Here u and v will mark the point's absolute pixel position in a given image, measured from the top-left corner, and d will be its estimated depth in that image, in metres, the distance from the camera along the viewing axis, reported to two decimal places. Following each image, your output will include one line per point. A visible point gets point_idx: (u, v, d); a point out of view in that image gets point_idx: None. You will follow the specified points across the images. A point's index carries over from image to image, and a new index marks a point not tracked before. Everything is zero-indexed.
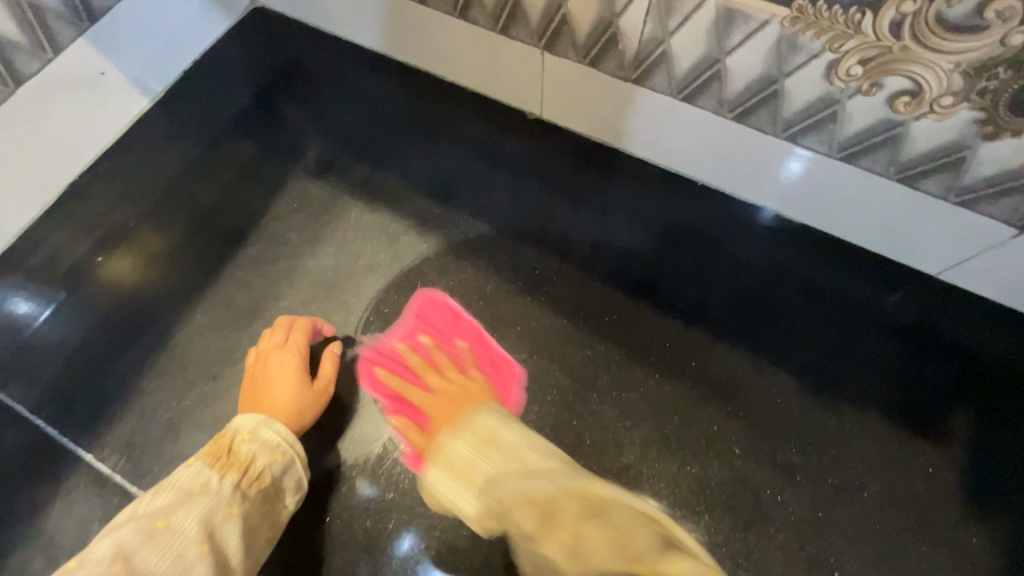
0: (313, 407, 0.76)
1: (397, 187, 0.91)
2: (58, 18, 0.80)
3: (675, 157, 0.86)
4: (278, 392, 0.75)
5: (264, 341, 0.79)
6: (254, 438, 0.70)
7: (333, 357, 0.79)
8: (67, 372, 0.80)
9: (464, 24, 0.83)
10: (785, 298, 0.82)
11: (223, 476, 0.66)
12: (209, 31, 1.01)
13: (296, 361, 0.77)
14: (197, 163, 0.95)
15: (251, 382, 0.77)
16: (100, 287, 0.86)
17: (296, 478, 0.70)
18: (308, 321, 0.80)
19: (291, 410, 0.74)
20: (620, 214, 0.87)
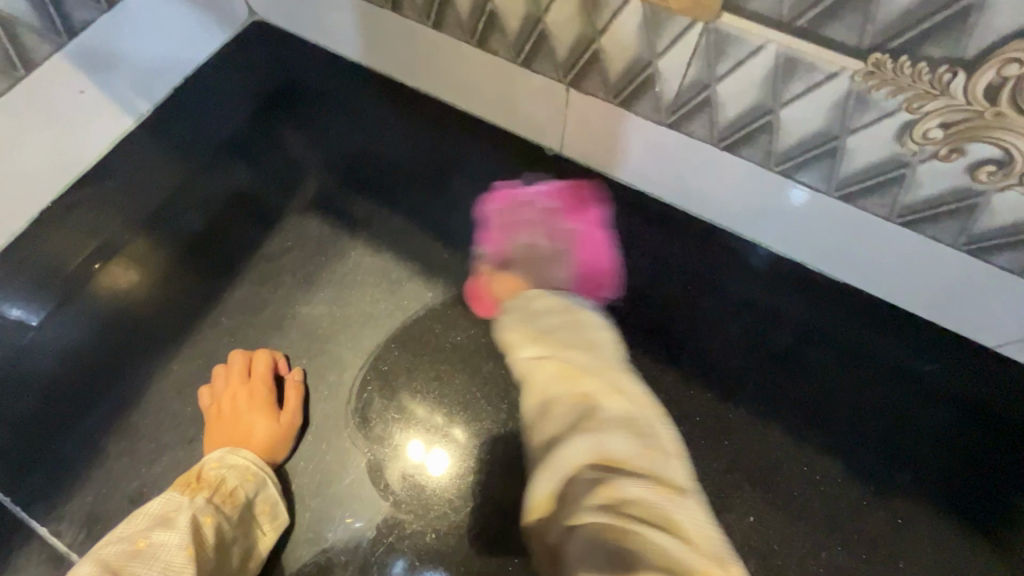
0: (287, 438, 0.71)
1: (402, 225, 0.83)
2: (31, 32, 0.72)
3: (703, 203, 0.78)
4: (248, 427, 0.71)
5: (223, 378, 0.74)
6: (224, 463, 0.68)
7: (298, 386, 0.74)
8: (23, 428, 0.72)
9: (481, 53, 0.76)
10: (819, 368, 0.74)
11: (194, 496, 0.64)
12: (203, 46, 0.94)
13: (262, 394, 0.72)
14: (182, 191, 0.87)
15: (215, 422, 0.72)
16: (65, 331, 0.77)
17: (269, 497, 0.67)
18: (266, 355, 0.75)
19: (264, 445, 0.70)
20: (645, 267, 0.80)
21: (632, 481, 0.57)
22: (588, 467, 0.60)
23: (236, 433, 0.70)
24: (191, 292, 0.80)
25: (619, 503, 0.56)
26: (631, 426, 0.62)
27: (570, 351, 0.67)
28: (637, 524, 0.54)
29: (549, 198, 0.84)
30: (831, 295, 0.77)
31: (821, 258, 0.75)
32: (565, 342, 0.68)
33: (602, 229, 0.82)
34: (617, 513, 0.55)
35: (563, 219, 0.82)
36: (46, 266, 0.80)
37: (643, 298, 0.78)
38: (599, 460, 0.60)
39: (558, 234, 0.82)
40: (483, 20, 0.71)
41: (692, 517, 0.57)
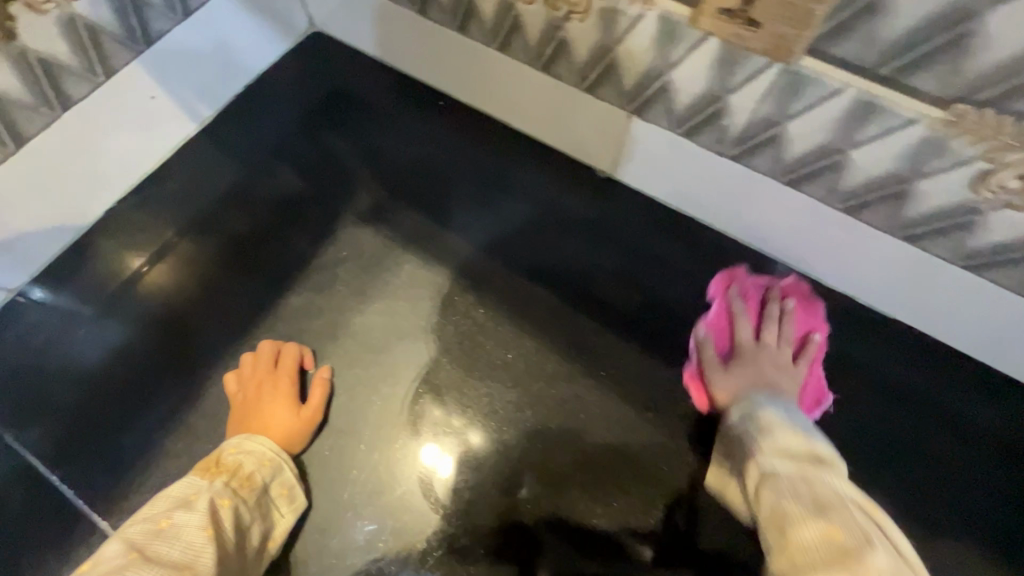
0: (306, 431, 0.73)
1: (455, 241, 0.85)
2: (114, 40, 0.74)
3: (754, 232, 0.78)
4: (269, 415, 0.72)
5: (251, 367, 0.76)
6: (241, 450, 0.68)
7: (323, 383, 0.75)
8: (85, 424, 0.74)
9: (545, 77, 0.77)
10: (863, 399, 0.74)
11: (213, 480, 0.65)
12: (265, 53, 0.96)
13: (286, 385, 0.74)
14: (240, 198, 0.89)
15: (238, 408, 0.74)
16: (125, 331, 0.80)
17: (286, 481, 0.68)
18: (295, 348, 0.77)
19: (282, 433, 0.72)
20: (695, 295, 0.80)
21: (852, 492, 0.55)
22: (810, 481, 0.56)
23: (257, 420, 0.72)
24: (248, 297, 0.82)
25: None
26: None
27: (836, 486, 0.55)
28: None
29: (599, 220, 0.85)
30: (877, 328, 0.77)
31: (872, 293, 0.75)
32: (808, 486, 0.55)
33: (648, 253, 0.83)
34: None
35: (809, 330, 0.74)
36: (111, 265, 0.83)
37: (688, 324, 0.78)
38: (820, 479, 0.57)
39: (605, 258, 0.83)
40: (551, 46, 0.72)
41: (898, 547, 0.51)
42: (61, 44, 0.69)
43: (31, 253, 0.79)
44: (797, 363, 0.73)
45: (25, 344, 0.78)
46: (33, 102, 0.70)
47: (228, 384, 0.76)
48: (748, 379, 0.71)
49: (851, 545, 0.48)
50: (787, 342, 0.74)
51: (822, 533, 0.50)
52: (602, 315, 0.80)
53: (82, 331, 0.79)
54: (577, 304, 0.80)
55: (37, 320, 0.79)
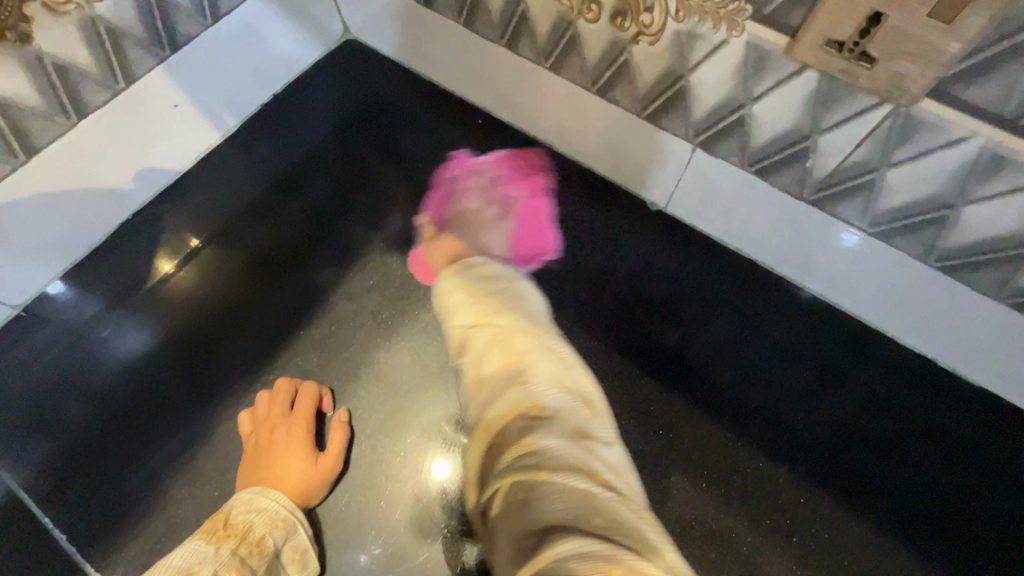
0: (323, 483, 0.69)
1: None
2: (137, 45, 0.69)
3: (823, 281, 0.71)
4: (283, 466, 0.68)
5: (266, 410, 0.71)
6: (252, 508, 0.64)
7: (342, 428, 0.71)
8: (84, 461, 0.70)
9: (601, 102, 0.71)
10: (925, 464, 0.68)
11: (220, 546, 0.61)
12: (296, 61, 0.89)
13: (302, 432, 0.70)
14: (261, 214, 0.83)
15: (250, 453, 0.69)
16: (134, 357, 0.74)
17: (299, 545, 0.65)
18: (313, 388, 0.73)
19: (299, 486, 0.68)
20: (749, 342, 0.74)
21: (550, 432, 0.47)
22: (517, 417, 0.50)
23: (272, 470, 0.68)
24: (267, 327, 0.77)
25: (546, 462, 0.44)
26: (582, 399, 0.53)
27: (512, 319, 0.60)
28: (559, 478, 0.43)
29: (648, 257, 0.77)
30: (954, 393, 0.70)
31: (954, 354, 0.68)
32: (502, 320, 0.59)
33: (709, 297, 0.75)
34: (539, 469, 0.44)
35: (506, 189, 0.80)
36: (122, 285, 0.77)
37: (748, 378, 0.73)
38: (528, 410, 0.50)
39: (659, 299, 0.76)
40: (611, 69, 0.65)
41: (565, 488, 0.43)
42: (79, 48, 0.64)
43: (38, 268, 0.73)
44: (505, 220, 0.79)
45: (25, 368, 0.72)
46: (48, 111, 0.65)
47: (242, 424, 0.72)
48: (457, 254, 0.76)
49: (525, 367, 0.54)
50: (493, 205, 0.80)
51: (505, 366, 0.54)
52: (651, 364, 0.74)
53: (90, 356, 0.74)
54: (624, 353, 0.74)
55: (39, 341, 0.74)
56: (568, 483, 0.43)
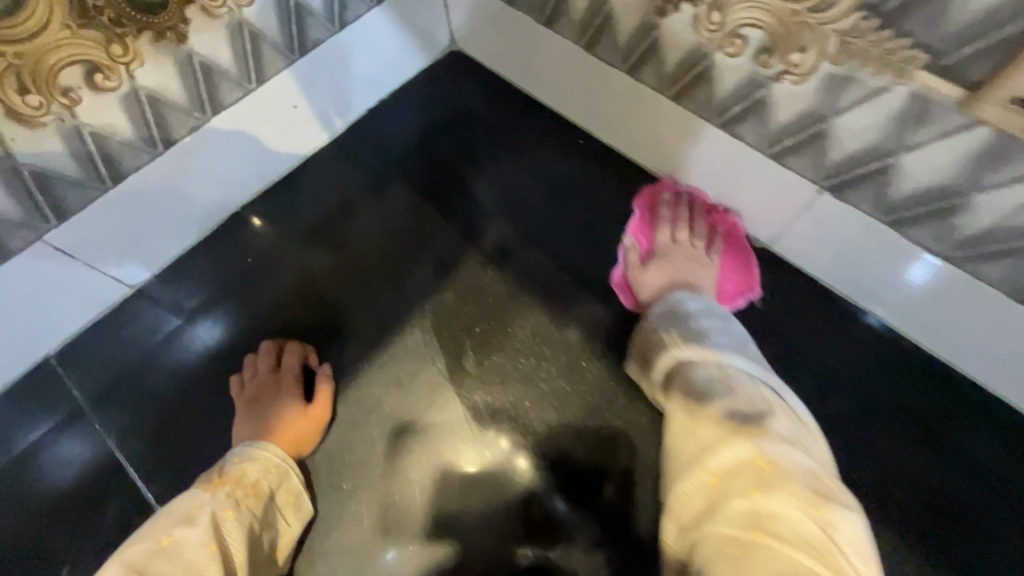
0: (314, 431, 0.72)
1: (588, 303, 0.77)
2: (272, 48, 0.71)
3: (894, 307, 0.67)
4: (274, 419, 0.71)
5: (252, 371, 0.74)
6: (247, 457, 0.65)
7: (327, 380, 0.74)
8: (181, 440, 0.73)
9: (722, 136, 0.68)
10: None
11: (216, 492, 0.61)
12: (402, 69, 0.90)
13: (290, 387, 0.73)
14: (360, 217, 0.84)
15: (242, 408, 0.72)
16: (233, 344, 0.77)
17: (293, 488, 0.66)
18: (297, 345, 0.76)
19: (291, 439, 0.70)
20: (872, 410, 0.67)
21: (793, 486, 0.46)
22: (741, 469, 0.48)
23: (260, 421, 0.71)
24: (360, 332, 0.78)
25: (767, 489, 0.47)
26: (788, 407, 0.53)
27: (741, 386, 0.54)
28: (784, 505, 0.46)
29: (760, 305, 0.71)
30: None
31: None
32: (719, 349, 0.58)
33: (776, 332, 0.70)
34: (760, 486, 0.47)
35: (717, 222, 0.74)
36: (228, 275, 0.80)
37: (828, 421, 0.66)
38: (764, 463, 0.48)
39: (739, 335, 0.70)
40: (741, 104, 0.63)
41: (809, 538, 0.45)
42: (224, 48, 0.67)
43: (155, 252, 0.77)
44: (713, 255, 0.72)
45: (132, 343, 0.76)
46: (188, 105, 0.68)
47: (231, 384, 0.75)
48: (671, 280, 0.71)
49: (767, 469, 0.47)
50: (700, 238, 0.73)
51: (727, 393, 0.53)
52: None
53: (191, 336, 0.77)
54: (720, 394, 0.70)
55: (150, 321, 0.77)
56: (790, 525, 0.45)
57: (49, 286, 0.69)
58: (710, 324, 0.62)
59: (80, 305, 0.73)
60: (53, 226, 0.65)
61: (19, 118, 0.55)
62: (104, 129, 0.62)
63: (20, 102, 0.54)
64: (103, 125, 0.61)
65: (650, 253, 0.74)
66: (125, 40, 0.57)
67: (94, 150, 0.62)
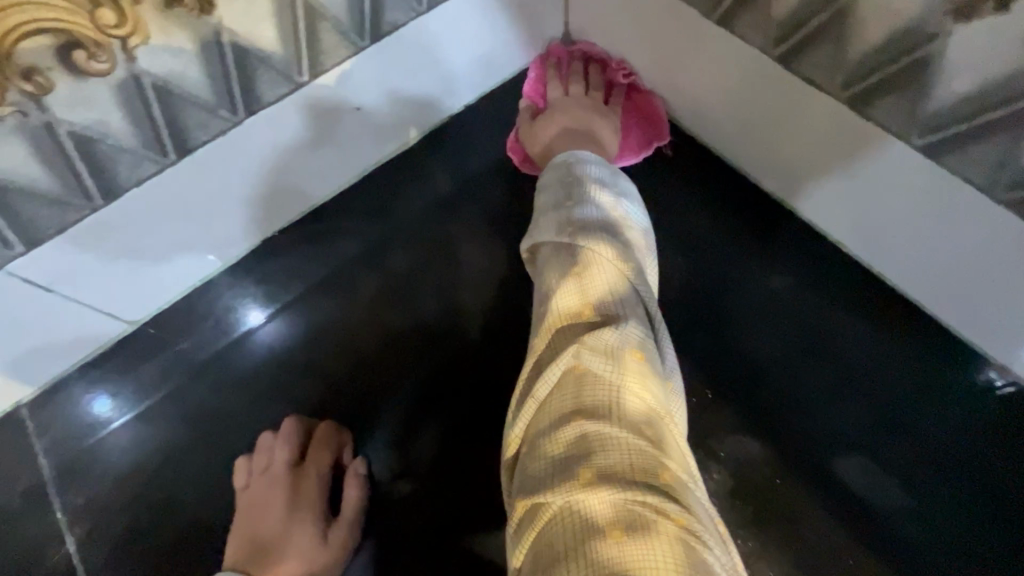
0: (333, 563, 0.54)
1: (737, 438, 0.56)
2: (334, 31, 0.51)
3: None
4: (286, 531, 0.55)
5: (270, 458, 0.57)
6: None
7: (359, 494, 0.56)
8: (165, 542, 0.56)
9: (1011, 230, 0.44)
10: None
11: None
12: (499, 68, 0.68)
13: (312, 493, 0.57)
14: (425, 259, 0.64)
15: (246, 510, 0.56)
16: (247, 416, 0.60)
17: None
18: (331, 433, 0.58)
19: (305, 565, 0.54)
20: None
21: (620, 396, 0.39)
22: (569, 390, 0.40)
23: (265, 534, 0.55)
24: (412, 421, 0.59)
25: (587, 405, 0.39)
26: (648, 303, 0.46)
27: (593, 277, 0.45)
28: (603, 428, 0.38)
29: (977, 447, 0.54)
30: None
31: None
32: (583, 229, 0.47)
33: (916, 435, 0.54)
34: (583, 413, 0.39)
35: (608, 75, 0.66)
36: (245, 327, 0.62)
37: (959, 546, 0.51)
38: (589, 372, 0.40)
39: (914, 479, 0.53)
40: None
41: (637, 460, 0.36)
42: (267, 25, 0.47)
43: (160, 289, 0.59)
44: (611, 105, 0.64)
45: (123, 403, 0.59)
46: (213, 102, 0.49)
47: (239, 470, 0.57)
48: (567, 131, 0.62)
49: (600, 379, 0.40)
50: (596, 90, 0.65)
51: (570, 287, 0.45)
52: (873, 546, 0.53)
53: (193, 400, 0.60)
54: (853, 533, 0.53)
55: (148, 376, 0.60)
56: (606, 445, 0.37)
57: (20, 329, 0.52)
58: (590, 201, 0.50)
59: (61, 350, 0.57)
60: (20, 253, 0.47)
61: None
62: (90, 130, 0.44)
63: None
64: (88, 123, 0.43)
65: (546, 109, 0.65)
66: (120, 3, 0.39)
67: (77, 161, 0.45)
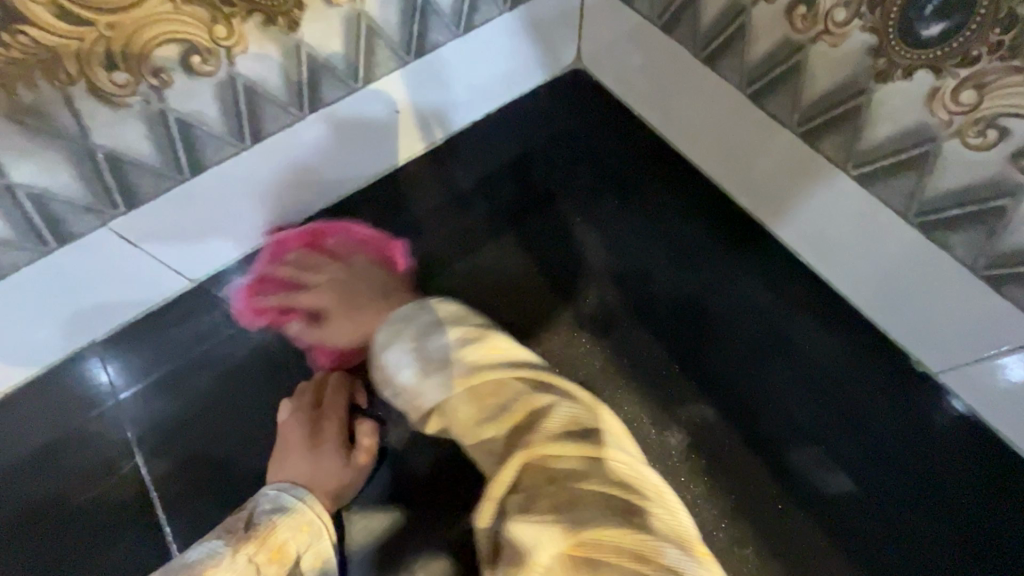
0: (359, 483, 0.63)
1: (701, 409, 0.66)
2: (387, 48, 0.62)
3: (978, 401, 0.62)
4: (312, 458, 0.61)
5: (298, 400, 0.65)
6: (278, 507, 0.56)
7: (374, 427, 0.64)
8: (209, 468, 0.65)
9: (923, 248, 0.55)
10: None
11: (237, 550, 0.52)
12: (517, 83, 0.78)
13: (334, 429, 0.63)
14: (443, 241, 0.74)
15: (282, 442, 0.63)
16: (280, 367, 0.69)
17: (323, 556, 0.56)
18: (346, 380, 0.66)
19: (334, 486, 0.61)
20: (975, 549, 0.60)
21: (575, 469, 0.43)
22: (528, 477, 0.44)
23: (296, 462, 0.61)
24: None
25: (551, 484, 0.43)
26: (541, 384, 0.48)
27: (506, 377, 0.48)
28: (569, 488, 0.42)
29: (898, 427, 0.64)
30: None
31: None
32: (475, 357, 0.49)
33: (868, 437, 0.64)
34: (547, 484, 0.43)
35: (324, 235, 0.72)
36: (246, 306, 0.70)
37: (911, 539, 0.61)
38: (538, 459, 0.44)
39: (846, 453, 0.63)
40: (960, 209, 0.51)
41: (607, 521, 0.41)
42: (336, 41, 0.58)
43: (218, 254, 0.68)
44: (347, 261, 0.70)
45: (180, 348, 0.69)
46: (285, 100, 0.59)
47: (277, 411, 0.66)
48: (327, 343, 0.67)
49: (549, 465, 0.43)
50: (327, 270, 0.70)
51: (484, 407, 0.48)
52: (811, 509, 0.62)
53: (237, 351, 0.69)
54: (823, 527, 0.61)
55: (202, 326, 0.70)
56: (571, 503, 0.42)
57: (105, 279, 0.62)
58: (463, 329, 0.51)
59: (133, 300, 0.66)
60: (119, 213, 0.57)
61: (102, 95, 0.48)
62: (191, 117, 0.54)
63: (105, 79, 0.47)
64: (191, 112, 0.54)
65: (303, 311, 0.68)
66: (230, 21, 0.49)
67: (177, 140, 0.55)
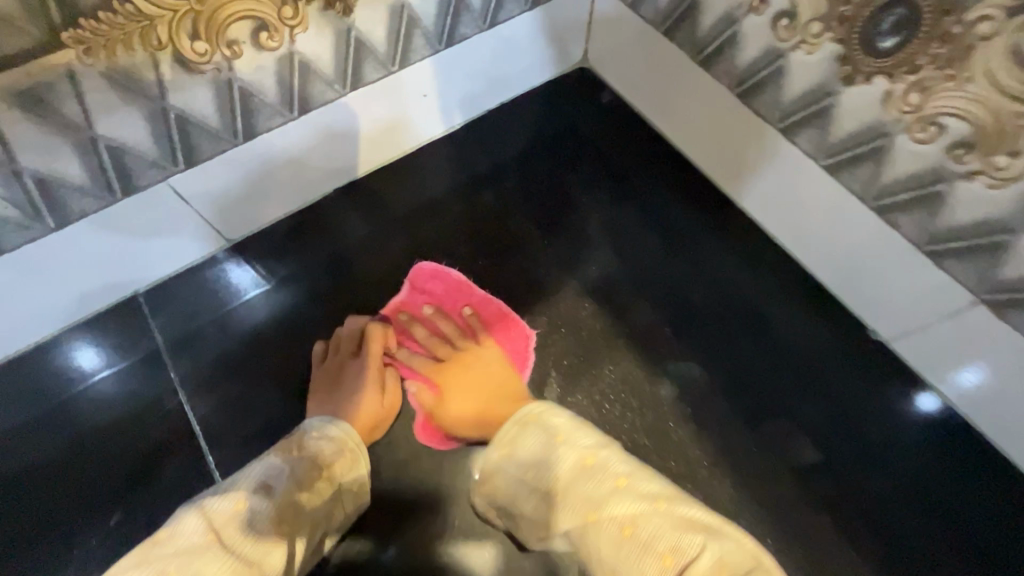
0: (388, 416, 0.70)
1: (689, 370, 0.75)
2: (422, 37, 0.70)
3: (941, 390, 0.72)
4: (349, 393, 0.68)
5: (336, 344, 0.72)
6: (323, 433, 0.63)
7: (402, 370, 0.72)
8: (239, 408, 0.70)
9: (877, 228, 0.66)
10: None
11: (295, 463, 0.59)
12: (531, 78, 0.87)
13: (372, 369, 0.71)
14: (461, 214, 0.81)
15: (324, 378, 0.70)
16: (308, 320, 0.75)
17: (359, 480, 0.63)
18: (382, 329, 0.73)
19: (368, 417, 0.68)
20: (917, 491, 0.69)
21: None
22: None
23: (336, 395, 0.68)
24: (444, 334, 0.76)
25: None
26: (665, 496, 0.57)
27: (608, 468, 0.59)
28: None
29: (857, 387, 0.73)
30: None
31: None
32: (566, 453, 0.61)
33: (832, 396, 0.73)
34: None
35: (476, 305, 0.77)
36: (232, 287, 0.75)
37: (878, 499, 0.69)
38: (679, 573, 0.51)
39: (813, 408, 0.73)
40: (908, 193, 0.60)
41: None
42: (380, 28, 0.65)
43: (256, 214, 0.75)
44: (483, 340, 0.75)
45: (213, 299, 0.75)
46: (332, 77, 0.66)
47: (314, 352, 0.72)
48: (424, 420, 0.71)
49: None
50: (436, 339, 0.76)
51: (616, 521, 0.56)
52: (781, 456, 0.71)
53: (272, 304, 0.75)
54: (811, 500, 0.69)
55: (241, 281, 0.75)
56: None
57: (156, 230, 0.68)
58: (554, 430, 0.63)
59: (176, 253, 0.73)
60: (179, 170, 0.63)
61: (183, 62, 0.54)
62: (252, 86, 0.61)
63: (188, 48, 0.53)
64: (253, 82, 0.61)
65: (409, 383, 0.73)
66: (297, 5, 0.57)
67: (237, 106, 0.62)
